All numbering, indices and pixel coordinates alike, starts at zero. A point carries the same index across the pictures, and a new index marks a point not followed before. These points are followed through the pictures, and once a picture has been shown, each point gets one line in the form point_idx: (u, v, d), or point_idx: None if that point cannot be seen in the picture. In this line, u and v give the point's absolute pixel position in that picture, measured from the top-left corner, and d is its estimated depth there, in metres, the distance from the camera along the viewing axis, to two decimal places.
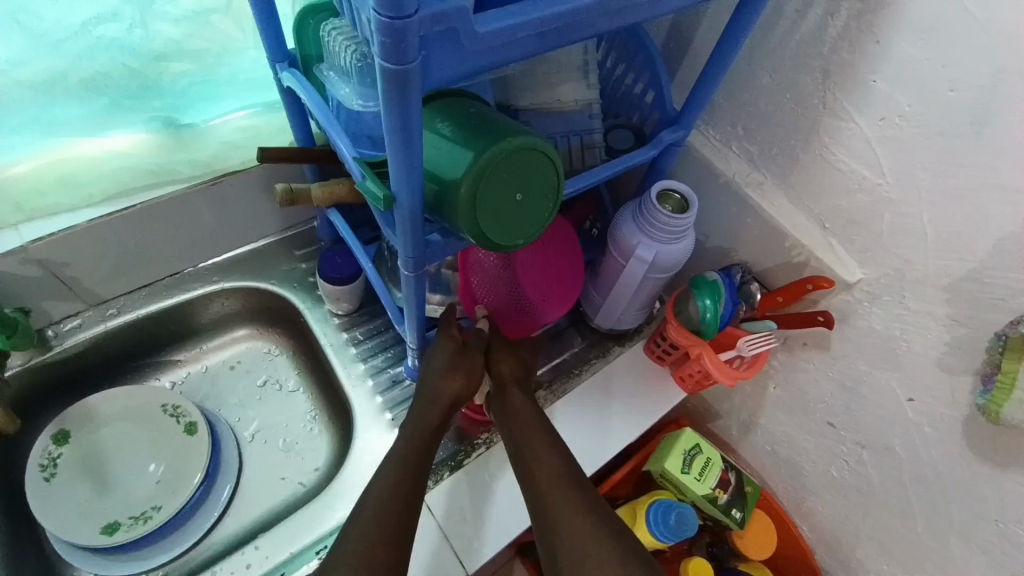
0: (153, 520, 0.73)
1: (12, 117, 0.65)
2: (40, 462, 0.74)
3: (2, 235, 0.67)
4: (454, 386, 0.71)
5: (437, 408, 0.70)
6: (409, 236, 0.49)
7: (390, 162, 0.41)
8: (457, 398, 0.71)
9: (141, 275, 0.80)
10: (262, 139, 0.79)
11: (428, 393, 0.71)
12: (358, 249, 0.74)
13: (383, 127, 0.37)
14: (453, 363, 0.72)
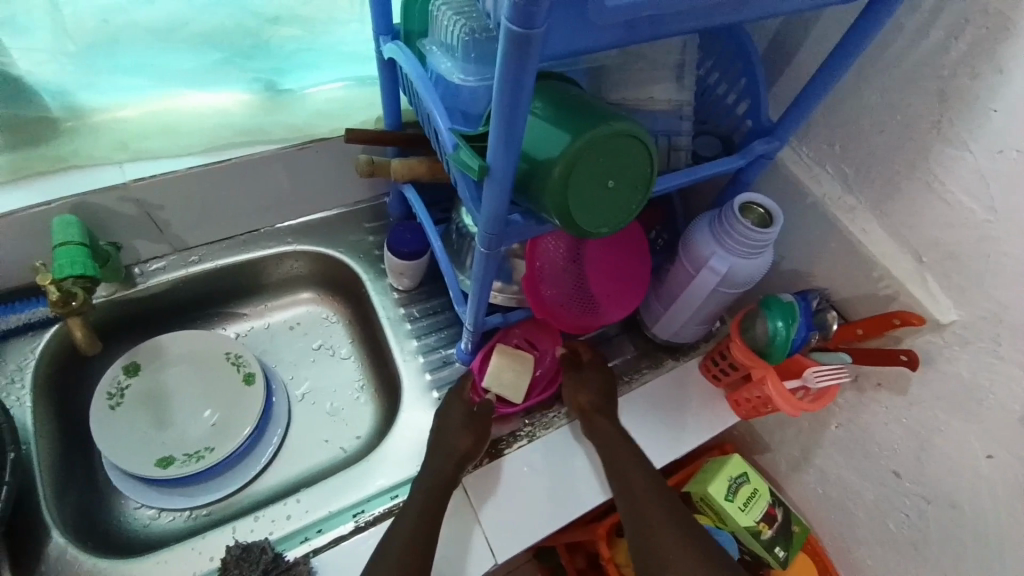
0: (203, 462, 0.77)
1: (126, 57, 0.69)
2: (109, 390, 0.78)
3: (106, 170, 0.70)
4: (462, 441, 0.70)
5: (450, 463, 0.69)
6: (492, 212, 0.48)
7: (491, 130, 0.41)
8: (471, 452, 0.70)
9: (225, 228, 0.84)
10: (350, 110, 0.79)
11: (439, 449, 0.70)
12: (428, 227, 0.75)
13: (493, 93, 0.37)
14: (465, 419, 0.73)
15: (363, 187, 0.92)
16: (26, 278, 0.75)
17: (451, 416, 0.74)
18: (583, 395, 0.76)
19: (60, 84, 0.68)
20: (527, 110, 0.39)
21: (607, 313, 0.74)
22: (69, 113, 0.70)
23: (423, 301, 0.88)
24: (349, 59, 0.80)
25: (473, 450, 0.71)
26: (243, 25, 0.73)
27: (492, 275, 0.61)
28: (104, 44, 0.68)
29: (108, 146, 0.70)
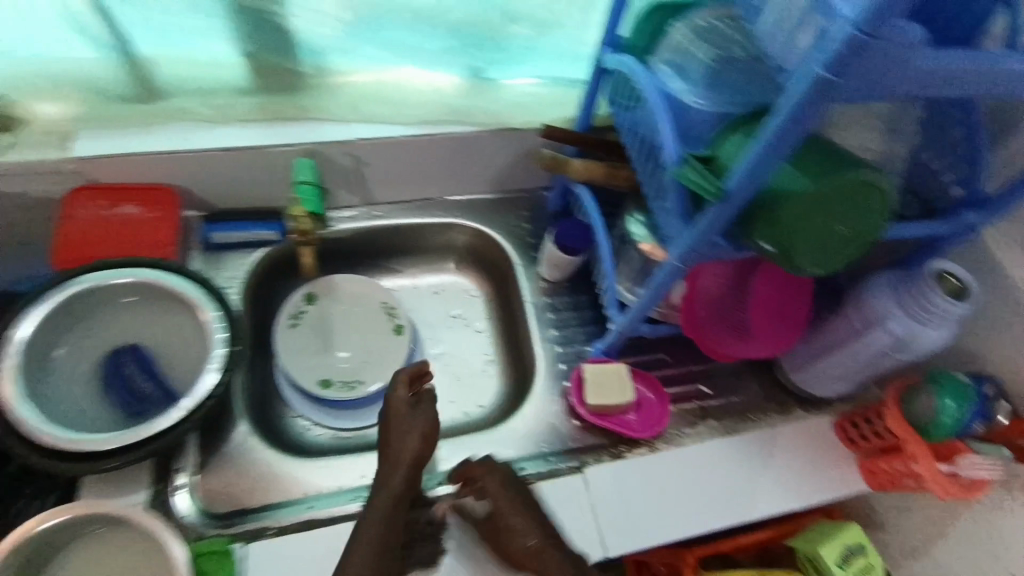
0: (356, 391, 0.87)
1: (384, 31, 0.74)
2: (291, 312, 0.90)
3: (338, 125, 0.78)
4: (409, 445, 0.68)
5: (399, 472, 0.67)
6: (705, 232, 0.51)
7: (747, 158, 0.44)
8: (421, 453, 0.68)
9: (410, 192, 0.93)
10: (545, 108, 0.84)
11: (388, 456, 0.68)
12: (598, 223, 0.81)
13: (771, 124, 0.41)
14: (410, 417, 0.70)
15: (529, 178, 0.97)
16: (248, 205, 0.83)
17: (395, 417, 0.70)
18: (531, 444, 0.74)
19: (318, 44, 0.73)
20: (791, 140, 0.42)
21: (759, 347, 0.72)
22: (317, 71, 0.76)
23: (566, 294, 0.93)
24: (554, 59, 0.81)
25: (425, 452, 0.68)
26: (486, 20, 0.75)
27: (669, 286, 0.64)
28: (371, 19, 0.72)
29: (342, 105, 0.78)
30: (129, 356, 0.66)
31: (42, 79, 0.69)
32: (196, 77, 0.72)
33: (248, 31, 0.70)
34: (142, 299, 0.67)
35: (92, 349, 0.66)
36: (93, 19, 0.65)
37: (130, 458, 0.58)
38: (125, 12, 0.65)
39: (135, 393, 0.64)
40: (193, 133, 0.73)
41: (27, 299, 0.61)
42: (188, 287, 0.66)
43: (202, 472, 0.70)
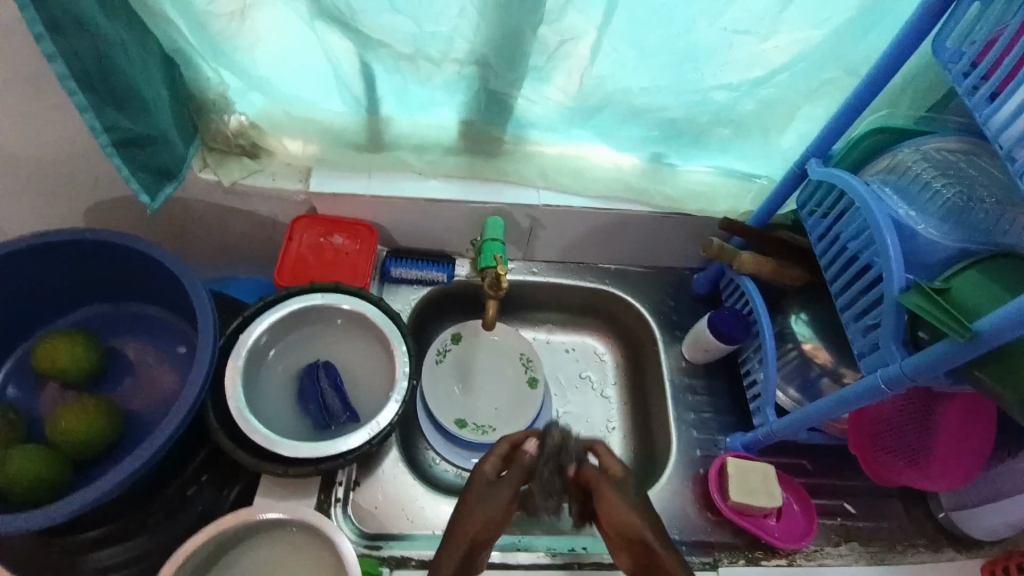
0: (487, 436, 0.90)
1: (597, 119, 0.77)
2: (438, 350, 0.95)
3: (528, 191, 0.85)
4: (472, 525, 0.63)
5: (461, 547, 0.62)
6: (929, 364, 0.50)
7: (1012, 307, 0.44)
8: (481, 538, 0.63)
9: (568, 254, 0.98)
10: (718, 198, 0.86)
11: (453, 529, 0.64)
12: (764, 314, 0.80)
13: None
14: (494, 496, 0.65)
15: (681, 257, 0.99)
16: (427, 246, 0.93)
17: (474, 490, 0.66)
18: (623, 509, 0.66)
19: (528, 120, 0.79)
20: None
21: (939, 474, 0.68)
22: (516, 140, 0.83)
23: (705, 378, 0.92)
24: (740, 154, 0.82)
25: (486, 536, 0.63)
26: (696, 119, 0.75)
27: (849, 404, 0.62)
28: (592, 109, 0.75)
29: (533, 171, 0.85)
30: (324, 372, 0.72)
31: (294, 120, 0.80)
32: (417, 134, 0.82)
33: (474, 105, 0.76)
34: (346, 322, 0.76)
35: (295, 359, 0.74)
36: (356, 81, 0.74)
37: (311, 467, 0.64)
38: (384, 80, 0.73)
39: (326, 408, 0.71)
40: (400, 184, 0.84)
41: (255, 310, 0.71)
42: (383, 320, 0.73)
43: (357, 487, 0.75)
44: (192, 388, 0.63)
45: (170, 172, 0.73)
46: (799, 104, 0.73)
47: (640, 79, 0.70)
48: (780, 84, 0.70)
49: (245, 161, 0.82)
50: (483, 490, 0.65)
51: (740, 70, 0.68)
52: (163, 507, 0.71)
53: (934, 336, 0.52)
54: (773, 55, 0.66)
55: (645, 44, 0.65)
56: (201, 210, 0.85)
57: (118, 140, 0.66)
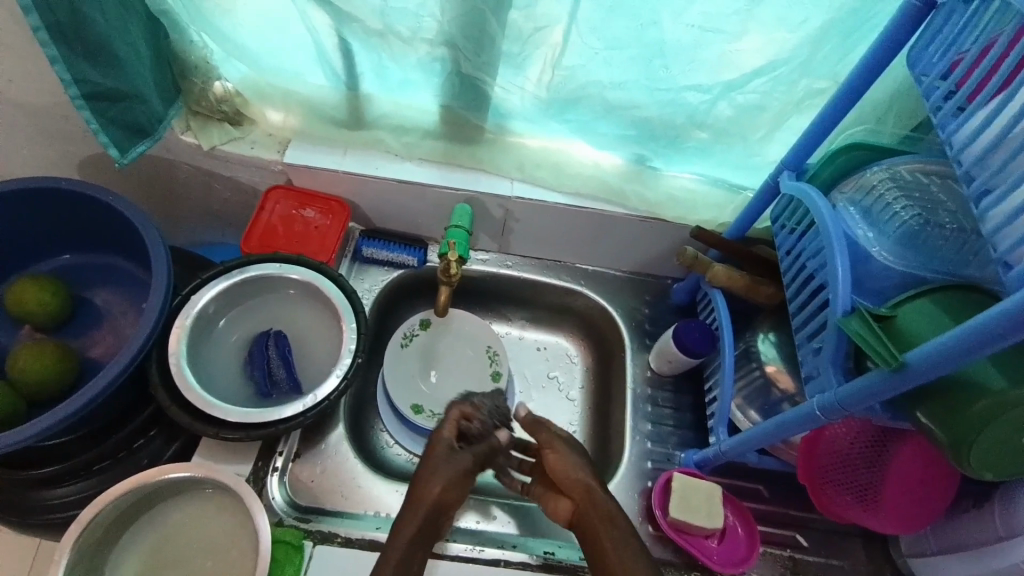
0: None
1: (573, 114, 0.76)
2: (404, 334, 0.95)
3: (501, 181, 0.84)
4: (431, 487, 0.62)
5: (422, 509, 0.60)
6: (866, 393, 0.47)
7: (948, 336, 0.41)
8: (441, 501, 0.61)
9: (544, 252, 0.96)
10: (698, 207, 0.83)
11: (412, 498, 0.62)
12: (728, 330, 0.77)
13: (987, 311, 0.39)
14: (456, 465, 0.64)
15: (661, 265, 0.97)
16: (403, 229, 0.93)
17: (434, 454, 0.66)
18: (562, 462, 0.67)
19: (506, 111, 0.79)
20: (998, 346, 0.39)
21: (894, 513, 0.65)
22: (497, 129, 0.82)
23: (670, 390, 0.89)
24: (721, 164, 0.80)
25: (445, 499, 0.62)
26: (674, 122, 0.73)
27: (790, 430, 0.59)
28: (569, 102, 0.73)
29: (509, 162, 0.84)
30: (273, 340, 0.73)
31: (277, 92, 0.81)
32: (397, 116, 0.82)
33: (452, 90, 0.76)
34: (299, 293, 0.76)
35: (247, 326, 0.76)
36: (335, 55, 0.73)
37: (243, 433, 0.64)
38: (362, 57, 0.73)
39: (270, 376, 0.71)
40: (375, 164, 0.83)
41: (211, 274, 0.72)
42: (337, 296, 0.74)
43: (296, 460, 0.76)
44: (136, 341, 0.63)
45: (145, 130, 0.75)
46: (782, 114, 0.70)
47: (614, 74, 0.68)
48: (759, 91, 0.67)
49: (227, 127, 0.83)
50: (444, 458, 0.65)
51: (713, 72, 0.65)
52: (109, 455, 0.72)
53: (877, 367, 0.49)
54: (748, 59, 0.63)
55: (615, 38, 0.63)
56: (183, 172, 0.87)
57: (88, 92, 0.68)
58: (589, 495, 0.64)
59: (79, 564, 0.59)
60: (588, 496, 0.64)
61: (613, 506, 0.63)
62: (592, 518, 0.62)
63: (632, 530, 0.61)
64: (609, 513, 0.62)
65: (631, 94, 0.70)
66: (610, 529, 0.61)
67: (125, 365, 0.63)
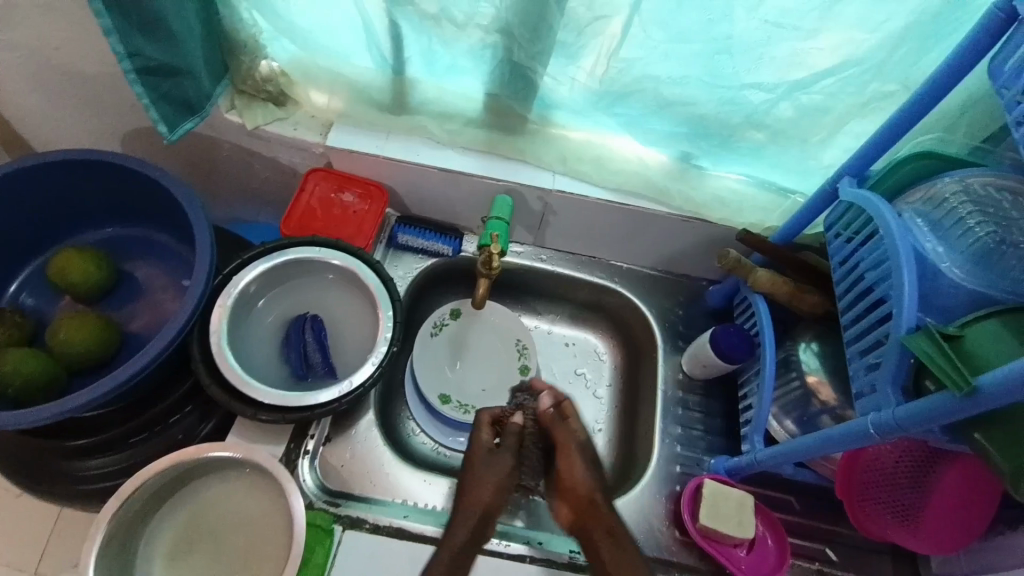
0: (469, 416, 0.90)
1: (624, 108, 0.74)
2: (434, 322, 0.94)
3: (543, 173, 0.83)
4: (483, 493, 0.64)
5: (473, 516, 0.63)
6: (929, 414, 0.46)
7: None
8: (492, 506, 0.64)
9: (580, 247, 0.95)
10: (744, 209, 0.81)
11: (464, 500, 0.64)
12: (769, 337, 0.75)
13: None
14: (498, 466, 0.66)
15: (698, 267, 0.95)
16: (438, 217, 0.92)
17: (475, 458, 0.67)
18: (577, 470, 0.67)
19: (553, 102, 0.77)
20: None
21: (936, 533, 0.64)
22: (541, 120, 0.81)
23: (702, 395, 0.88)
24: (772, 165, 0.77)
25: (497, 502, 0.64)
26: (729, 120, 0.71)
27: (835, 446, 0.58)
28: (622, 95, 0.71)
29: (552, 154, 0.82)
30: (309, 324, 0.73)
31: (323, 73, 0.80)
32: (442, 103, 0.81)
33: (500, 78, 0.74)
34: (337, 278, 0.76)
35: (284, 308, 0.76)
36: (384, 37, 0.72)
37: (280, 416, 0.64)
38: (411, 40, 0.72)
39: (306, 360, 0.72)
40: (416, 150, 0.82)
41: (252, 254, 0.72)
42: (375, 282, 0.74)
43: (326, 443, 0.76)
44: (175, 322, 0.64)
45: (193, 107, 0.75)
46: (843, 117, 0.68)
47: (672, 67, 0.66)
48: (824, 91, 0.64)
49: (271, 107, 0.82)
50: (484, 463, 0.66)
51: (777, 70, 0.63)
52: (146, 428, 0.74)
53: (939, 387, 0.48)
54: (816, 58, 0.61)
55: (677, 30, 0.61)
56: (224, 149, 0.87)
57: (140, 67, 0.68)
58: (591, 501, 0.65)
59: (114, 537, 0.60)
60: (591, 499, 0.65)
61: (610, 512, 0.64)
62: (592, 523, 0.64)
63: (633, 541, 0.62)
64: (609, 518, 0.64)
65: (686, 90, 0.68)
66: (612, 541, 0.62)
67: (165, 345, 0.63)
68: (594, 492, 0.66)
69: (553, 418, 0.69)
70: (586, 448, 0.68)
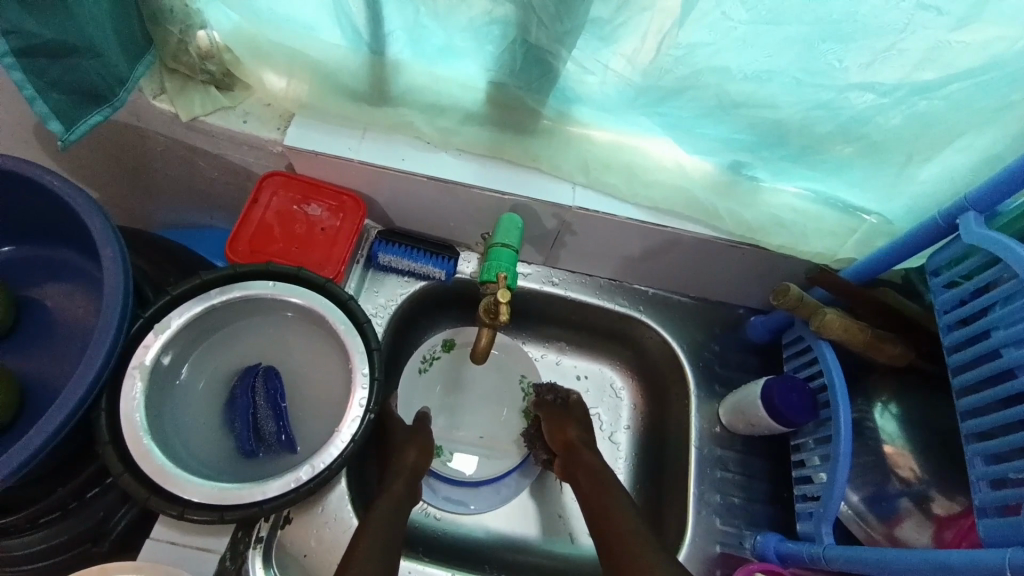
0: (464, 472, 0.75)
1: (672, 109, 0.57)
2: (424, 355, 0.78)
3: (559, 185, 0.65)
4: (406, 456, 0.66)
5: (401, 478, 0.63)
6: None
7: None
8: (419, 464, 0.66)
9: (598, 269, 0.78)
10: (810, 234, 0.64)
11: (390, 470, 0.65)
12: (842, 395, 0.60)
13: None
14: (408, 434, 0.70)
15: (739, 296, 0.79)
16: (428, 232, 0.75)
17: (397, 431, 0.71)
18: (569, 431, 0.70)
19: (575, 96, 0.60)
20: None
21: None
22: (557, 116, 0.63)
23: (744, 452, 0.73)
24: (850, 181, 0.60)
25: (423, 460, 0.66)
26: (811, 128, 0.55)
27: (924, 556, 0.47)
28: (674, 93, 0.54)
29: (571, 161, 0.65)
30: (263, 381, 0.58)
31: (276, 50, 0.61)
32: (432, 92, 0.63)
33: (510, 63, 0.56)
34: (298, 317, 0.60)
35: (228, 359, 0.60)
36: (358, 6, 0.53)
37: (215, 515, 0.49)
38: (394, 11, 0.53)
39: (256, 430, 0.56)
40: (401, 154, 0.65)
41: (186, 288, 0.55)
42: (346, 326, 0.57)
43: (286, 525, 0.62)
44: (39, 431, 0.47)
45: (100, 95, 0.58)
46: (963, 128, 0.51)
47: (749, 57, 0.49)
48: (949, 98, 0.49)
49: (212, 92, 0.64)
50: (406, 430, 0.70)
51: (895, 66, 0.46)
52: (55, 509, 0.56)
53: None
54: (955, 54, 0.45)
55: (765, 8, 0.44)
56: (155, 144, 0.68)
57: (20, 47, 0.51)
58: (573, 450, 0.68)
59: None
60: (579, 449, 0.68)
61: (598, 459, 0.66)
62: (578, 469, 0.66)
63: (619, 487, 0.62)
64: (596, 465, 0.65)
65: (762, 88, 0.52)
66: (593, 478, 0.64)
67: (18, 465, 0.46)
68: (580, 446, 0.68)
69: (553, 395, 0.75)
70: (580, 417, 0.73)
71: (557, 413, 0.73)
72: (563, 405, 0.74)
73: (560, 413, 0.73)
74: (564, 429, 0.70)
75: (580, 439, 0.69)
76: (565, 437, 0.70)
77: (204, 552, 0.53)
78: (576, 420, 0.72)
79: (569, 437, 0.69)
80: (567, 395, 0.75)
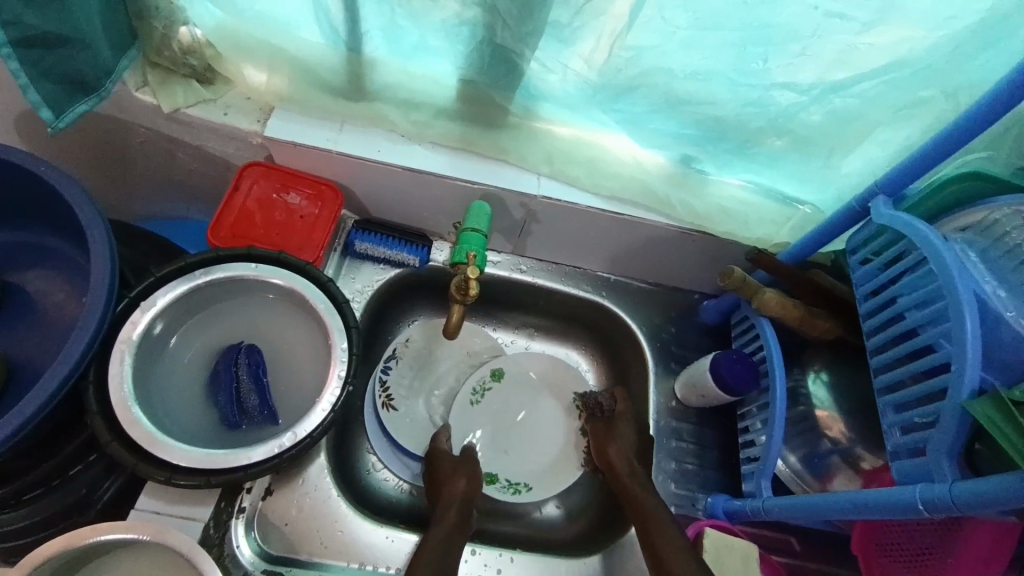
0: (520, 497, 0.76)
1: (625, 105, 0.63)
2: (474, 388, 0.81)
3: (526, 176, 0.71)
4: (457, 485, 0.69)
5: (453, 510, 0.66)
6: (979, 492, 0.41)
7: None
8: (470, 493, 0.69)
9: (564, 256, 0.84)
10: (752, 221, 0.71)
11: (440, 499, 0.68)
12: (778, 368, 0.67)
13: None
14: (456, 462, 0.73)
15: (692, 282, 0.86)
16: (402, 221, 0.79)
17: (442, 462, 0.73)
18: (615, 450, 0.74)
19: (539, 92, 0.65)
20: None
21: None
22: (523, 113, 0.68)
23: (698, 423, 0.80)
24: (786, 173, 0.68)
25: (473, 489, 0.69)
26: (749, 124, 0.61)
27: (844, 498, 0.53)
28: (628, 90, 0.60)
29: (536, 154, 0.70)
30: (244, 357, 0.61)
31: (257, 46, 0.64)
32: (405, 87, 0.67)
33: (479, 62, 0.61)
34: (279, 298, 0.64)
35: (211, 338, 0.63)
36: (336, 6, 0.57)
37: (202, 480, 0.52)
38: (370, 11, 0.58)
39: (239, 403, 0.60)
40: (376, 145, 0.69)
41: (169, 270, 0.58)
42: (325, 305, 0.61)
43: (268, 496, 0.66)
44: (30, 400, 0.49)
45: (88, 85, 0.61)
46: (876, 124, 0.59)
47: (690, 58, 0.55)
48: (863, 96, 0.56)
49: (194, 85, 0.67)
50: (452, 460, 0.73)
51: (818, 68, 0.53)
52: (39, 485, 0.58)
53: (995, 452, 0.45)
54: (863, 58, 0.52)
55: (703, 16, 0.50)
56: (136, 135, 0.71)
57: (18, 38, 0.54)
58: (618, 478, 0.71)
59: None
60: (625, 479, 0.70)
61: (643, 491, 0.69)
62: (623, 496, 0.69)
63: (665, 515, 0.64)
64: (640, 497, 0.68)
65: (702, 85, 0.58)
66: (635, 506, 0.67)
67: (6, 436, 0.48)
68: (625, 475, 0.71)
69: (599, 408, 0.79)
70: (629, 430, 0.77)
71: (602, 427, 0.77)
72: (608, 420, 0.78)
73: (604, 435, 0.76)
74: (608, 451, 0.74)
75: (626, 465, 0.72)
76: (617, 457, 0.73)
77: (189, 520, 0.56)
78: (619, 437, 0.76)
79: (614, 462, 0.72)
80: (612, 404, 0.79)
